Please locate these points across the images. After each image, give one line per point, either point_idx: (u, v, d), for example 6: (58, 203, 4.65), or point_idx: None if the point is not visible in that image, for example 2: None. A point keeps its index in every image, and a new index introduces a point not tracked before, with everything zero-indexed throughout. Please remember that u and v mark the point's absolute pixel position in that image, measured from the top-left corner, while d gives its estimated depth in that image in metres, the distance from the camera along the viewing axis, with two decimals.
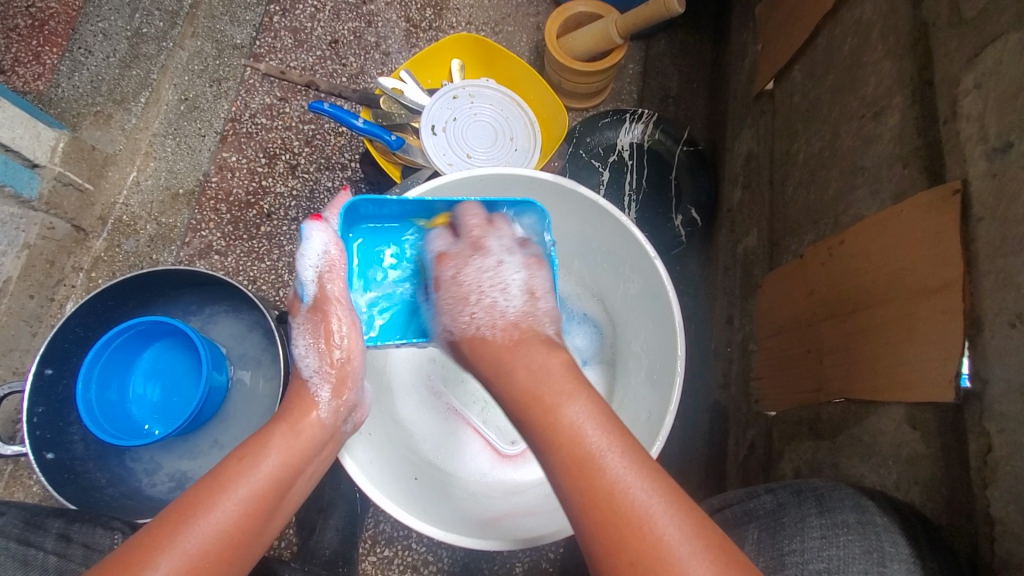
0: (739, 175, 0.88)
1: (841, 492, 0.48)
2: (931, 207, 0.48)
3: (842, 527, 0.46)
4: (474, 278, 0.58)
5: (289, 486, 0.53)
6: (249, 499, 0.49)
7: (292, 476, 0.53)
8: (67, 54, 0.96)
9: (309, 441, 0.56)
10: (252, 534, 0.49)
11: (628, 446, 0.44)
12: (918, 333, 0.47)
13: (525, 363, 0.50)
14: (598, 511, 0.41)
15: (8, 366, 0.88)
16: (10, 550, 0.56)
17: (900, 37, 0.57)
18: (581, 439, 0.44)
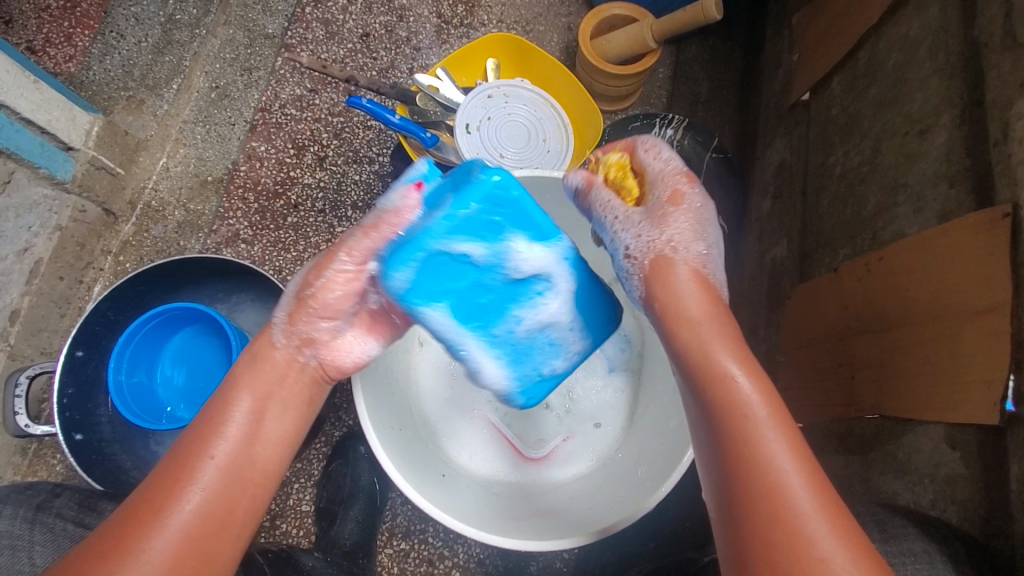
0: (769, 185, 0.88)
1: (902, 520, 0.48)
2: (979, 229, 0.48)
3: (910, 556, 0.46)
4: (657, 213, 0.55)
5: (265, 413, 0.53)
6: (225, 438, 0.50)
7: (263, 402, 0.53)
8: (99, 36, 0.99)
9: (273, 369, 0.55)
10: (249, 461, 0.50)
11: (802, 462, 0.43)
12: (961, 354, 0.48)
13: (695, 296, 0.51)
14: (742, 458, 0.43)
15: (36, 346, 0.89)
16: (68, 532, 0.58)
17: (949, 55, 0.57)
18: (748, 398, 0.45)
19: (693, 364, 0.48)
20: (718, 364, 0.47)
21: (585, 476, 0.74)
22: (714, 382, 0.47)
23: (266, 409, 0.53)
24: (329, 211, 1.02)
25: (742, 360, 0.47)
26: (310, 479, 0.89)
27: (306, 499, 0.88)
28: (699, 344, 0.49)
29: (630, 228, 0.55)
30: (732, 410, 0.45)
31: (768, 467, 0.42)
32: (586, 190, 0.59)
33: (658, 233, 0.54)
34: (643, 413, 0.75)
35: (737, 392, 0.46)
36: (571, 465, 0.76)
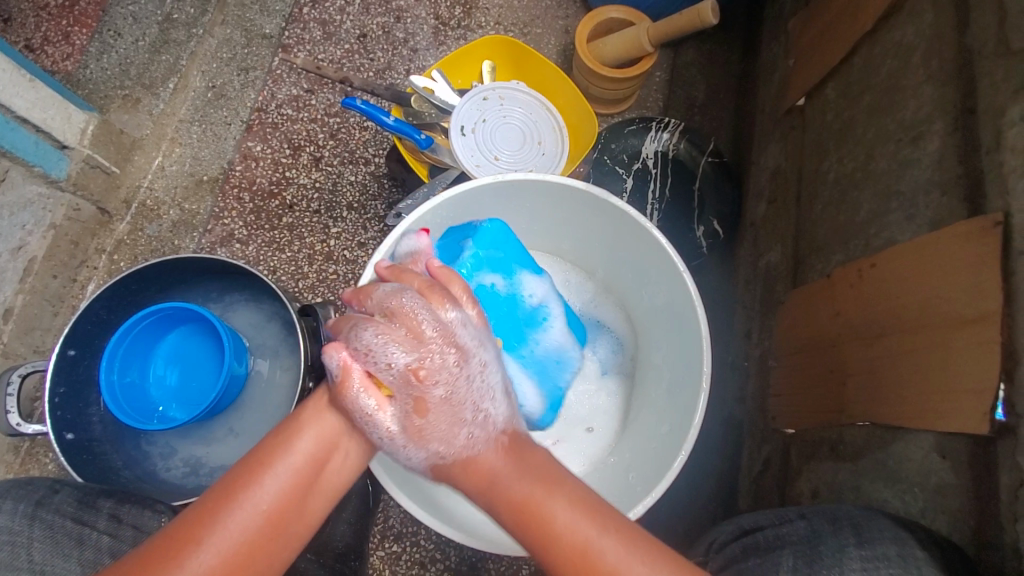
0: (764, 189, 0.88)
1: (879, 524, 0.48)
2: (971, 237, 0.48)
3: (883, 560, 0.45)
4: (410, 372, 0.51)
5: (326, 461, 0.51)
6: (280, 481, 0.48)
7: (327, 451, 0.51)
8: (96, 36, 0.98)
9: (336, 423, 0.52)
10: (292, 512, 0.48)
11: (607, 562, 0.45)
12: (952, 362, 0.48)
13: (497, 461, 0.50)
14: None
15: (29, 345, 0.88)
16: (66, 530, 0.57)
17: (943, 63, 0.57)
18: (573, 527, 0.46)
19: (504, 512, 0.48)
20: (544, 506, 0.47)
21: None
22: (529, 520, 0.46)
23: (328, 460, 0.51)
24: (324, 212, 1.02)
25: (548, 483, 0.48)
26: None
27: None
28: (517, 497, 0.48)
29: (395, 380, 0.51)
30: (563, 538, 0.45)
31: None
32: (419, 291, 0.54)
33: (416, 422, 0.51)
34: (635, 418, 0.74)
35: (552, 518, 0.46)
36: None
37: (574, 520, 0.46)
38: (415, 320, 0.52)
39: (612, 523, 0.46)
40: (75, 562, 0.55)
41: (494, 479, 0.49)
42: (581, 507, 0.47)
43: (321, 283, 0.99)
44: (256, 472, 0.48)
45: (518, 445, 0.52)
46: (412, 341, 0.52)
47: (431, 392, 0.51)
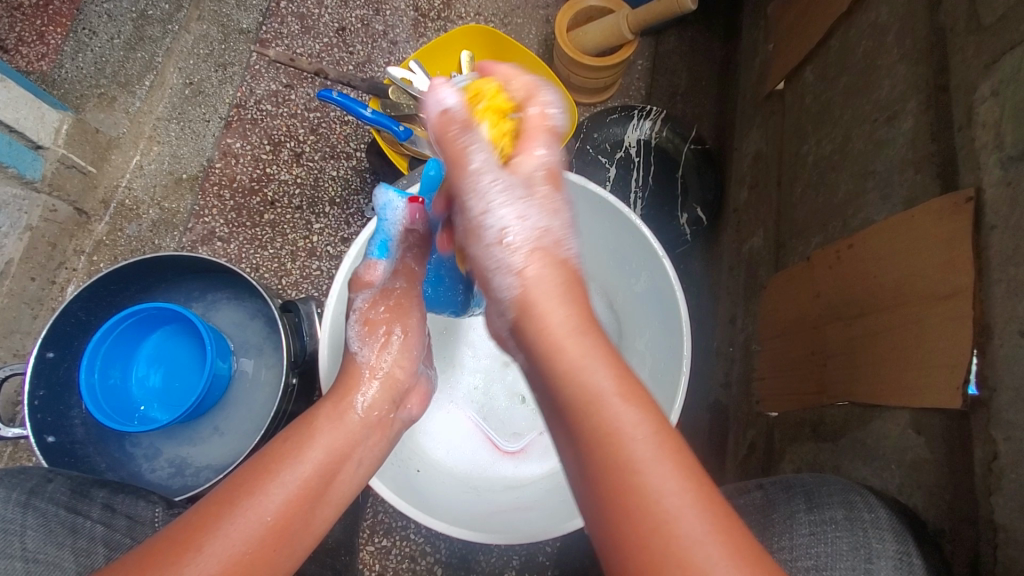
0: (746, 175, 0.88)
1: (829, 488, 0.49)
2: (943, 214, 0.49)
3: (830, 524, 0.46)
4: (540, 193, 0.52)
5: (336, 472, 0.52)
6: (287, 492, 0.49)
7: (338, 462, 0.53)
8: (71, 34, 0.96)
9: (355, 428, 0.56)
10: (297, 523, 0.48)
11: (650, 411, 0.43)
12: (926, 339, 0.48)
13: (555, 318, 0.46)
14: (611, 471, 0.40)
15: (7, 349, 0.87)
16: (59, 517, 0.54)
17: (916, 42, 0.57)
18: (603, 390, 0.43)
19: (545, 356, 0.45)
20: (581, 372, 0.44)
21: None
22: (569, 381, 0.43)
23: (338, 470, 0.53)
24: (306, 208, 1.01)
25: (604, 356, 0.44)
26: None
27: None
28: (562, 351, 0.45)
29: (518, 204, 0.52)
30: (595, 410, 0.42)
31: (637, 478, 0.40)
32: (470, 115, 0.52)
33: (513, 248, 0.50)
34: None
35: (594, 388, 0.43)
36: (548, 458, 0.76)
37: (631, 419, 0.42)
38: (509, 197, 0.52)
39: (650, 409, 0.43)
40: (70, 552, 0.52)
41: (567, 318, 0.46)
42: (624, 388, 0.43)
43: (305, 280, 0.98)
44: (263, 480, 0.48)
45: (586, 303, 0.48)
46: (541, 200, 0.52)
47: (558, 252, 0.50)
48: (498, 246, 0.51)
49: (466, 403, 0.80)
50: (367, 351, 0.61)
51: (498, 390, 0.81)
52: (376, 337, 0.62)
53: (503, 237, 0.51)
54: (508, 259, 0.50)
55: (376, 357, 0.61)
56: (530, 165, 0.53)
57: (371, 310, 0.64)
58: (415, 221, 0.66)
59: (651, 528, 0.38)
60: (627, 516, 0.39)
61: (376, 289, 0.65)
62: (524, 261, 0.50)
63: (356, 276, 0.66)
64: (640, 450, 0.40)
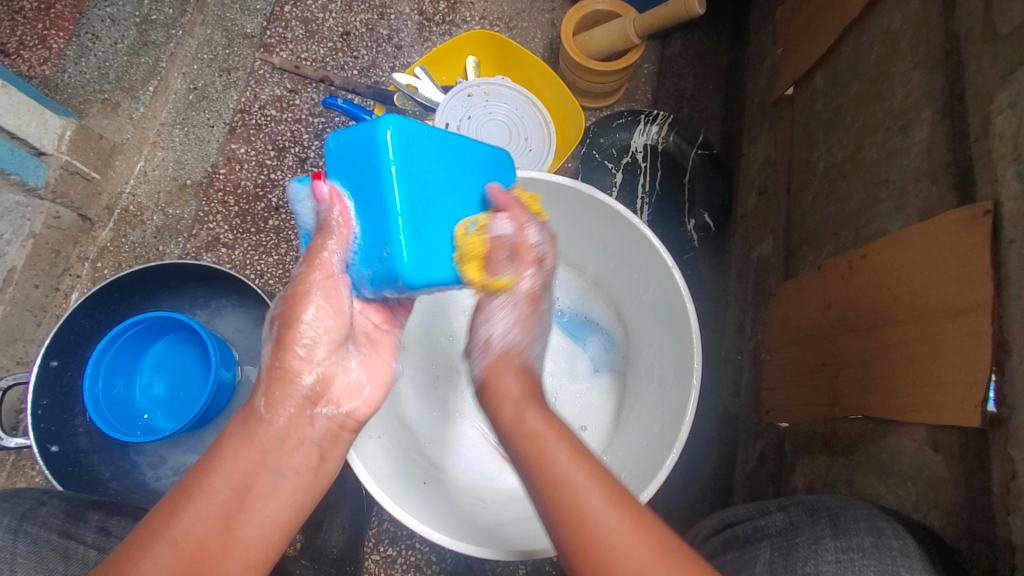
0: (754, 181, 0.87)
1: (856, 513, 0.48)
2: (961, 226, 0.48)
3: (858, 551, 0.45)
4: (522, 319, 0.53)
5: (252, 486, 0.45)
6: (199, 513, 0.43)
7: (252, 474, 0.46)
8: (73, 39, 0.96)
9: (267, 437, 0.47)
10: (215, 544, 0.43)
11: (600, 477, 0.46)
12: (944, 354, 0.47)
13: (511, 389, 0.51)
14: (579, 543, 0.43)
15: (11, 357, 0.86)
16: (52, 543, 0.55)
17: (930, 50, 0.56)
18: (568, 472, 0.45)
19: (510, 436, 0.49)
20: (546, 442, 0.47)
21: None
22: (539, 465, 0.46)
23: (254, 484, 0.45)
24: None
25: (554, 425, 0.48)
26: None
27: None
28: (530, 427, 0.48)
29: (512, 330, 0.53)
30: (556, 479, 0.45)
31: (584, 513, 0.44)
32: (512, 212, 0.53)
33: (499, 336, 0.53)
34: (627, 416, 0.74)
35: (550, 455, 0.46)
36: None
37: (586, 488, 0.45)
38: (507, 300, 0.53)
39: (601, 476, 0.46)
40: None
41: (516, 395, 0.51)
42: (583, 456, 0.47)
43: None
44: (174, 504, 0.44)
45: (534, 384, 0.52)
46: (525, 304, 0.53)
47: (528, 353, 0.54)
48: (482, 345, 0.53)
49: (474, 414, 0.79)
50: (270, 351, 0.50)
51: None
52: (272, 331, 0.51)
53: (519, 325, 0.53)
54: (491, 332, 0.53)
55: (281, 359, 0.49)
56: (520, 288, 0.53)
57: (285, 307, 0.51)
58: (323, 205, 0.48)
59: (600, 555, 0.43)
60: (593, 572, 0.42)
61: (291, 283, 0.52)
62: (486, 358, 0.53)
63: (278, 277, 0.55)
64: (602, 517, 0.43)
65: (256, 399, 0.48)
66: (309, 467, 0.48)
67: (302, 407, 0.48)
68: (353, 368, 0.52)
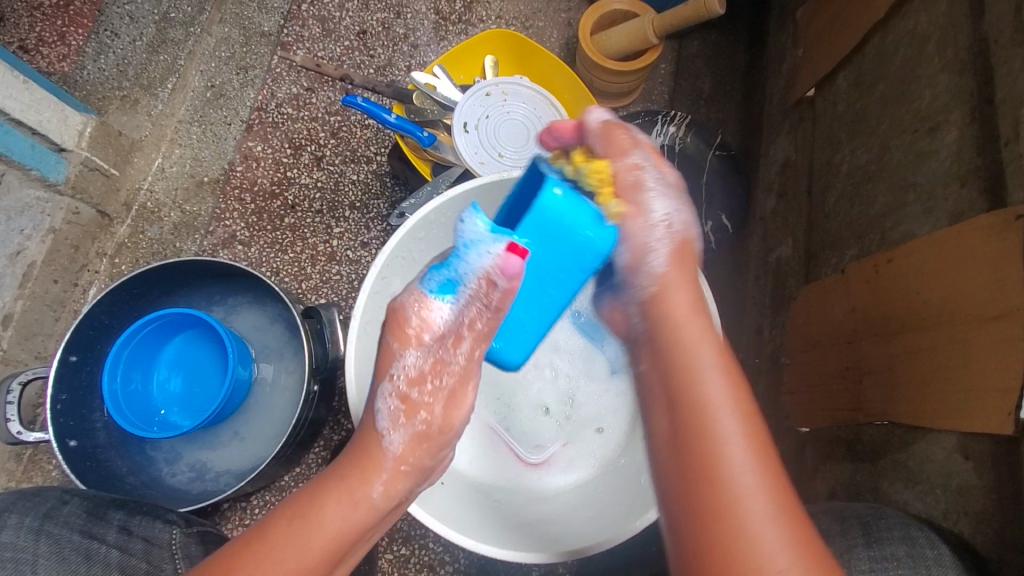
0: (773, 183, 0.86)
1: (888, 522, 0.48)
2: (991, 230, 0.47)
3: (892, 561, 0.45)
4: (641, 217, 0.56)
5: (343, 552, 0.51)
6: (302, 565, 0.48)
7: (347, 544, 0.51)
8: (93, 35, 0.96)
9: (380, 512, 0.53)
10: None
11: (745, 420, 0.45)
12: (976, 360, 0.46)
13: (685, 311, 0.51)
14: (701, 469, 0.44)
15: (30, 350, 0.87)
16: (74, 543, 0.55)
17: (959, 52, 0.55)
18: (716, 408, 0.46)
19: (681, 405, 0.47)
20: (703, 380, 0.47)
21: (586, 483, 0.72)
22: (686, 394, 0.47)
23: (347, 551, 0.51)
24: (326, 212, 1.00)
25: (726, 370, 0.48)
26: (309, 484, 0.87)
27: None
28: (688, 361, 0.48)
29: (661, 207, 0.57)
30: (693, 405, 0.46)
31: (721, 472, 0.43)
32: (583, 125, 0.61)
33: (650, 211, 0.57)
34: (645, 418, 0.73)
35: (697, 400, 0.46)
36: (572, 471, 0.74)
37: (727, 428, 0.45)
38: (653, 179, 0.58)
39: (749, 419, 0.45)
40: None
41: (702, 326, 0.51)
42: (734, 400, 0.46)
43: (325, 284, 0.97)
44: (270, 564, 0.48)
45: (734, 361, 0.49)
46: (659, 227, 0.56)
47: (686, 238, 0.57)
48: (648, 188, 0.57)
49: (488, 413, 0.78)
50: (400, 438, 0.53)
51: (522, 401, 0.78)
52: (411, 423, 0.54)
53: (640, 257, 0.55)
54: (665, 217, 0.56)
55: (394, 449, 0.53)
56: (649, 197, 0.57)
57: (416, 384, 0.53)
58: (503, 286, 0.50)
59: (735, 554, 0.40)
60: (711, 507, 0.42)
61: (424, 355, 0.54)
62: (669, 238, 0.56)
63: (398, 323, 0.52)
64: (729, 449, 0.44)
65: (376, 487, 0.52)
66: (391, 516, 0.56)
67: (414, 487, 0.55)
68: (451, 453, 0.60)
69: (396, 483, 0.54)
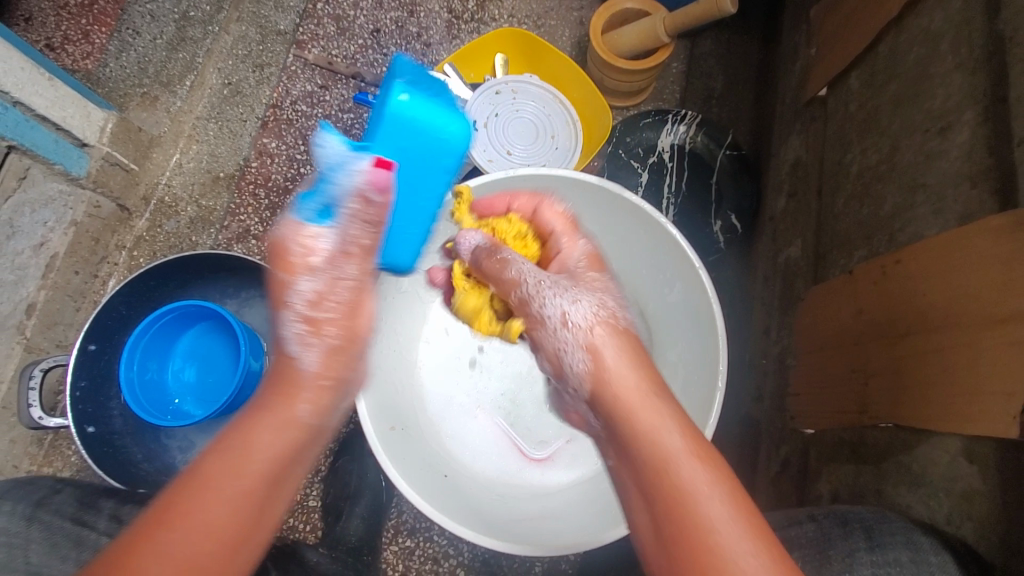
0: (784, 183, 0.86)
1: (891, 526, 0.49)
2: (1001, 233, 0.46)
3: (894, 566, 0.47)
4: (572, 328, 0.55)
5: (281, 476, 0.49)
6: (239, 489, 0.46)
7: (282, 467, 0.49)
8: (115, 34, 0.99)
9: (308, 429, 0.51)
10: (250, 530, 0.46)
11: (711, 460, 0.44)
12: (981, 365, 0.46)
13: (620, 364, 0.50)
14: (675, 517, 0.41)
15: (51, 340, 0.89)
16: (65, 529, 0.58)
17: (972, 51, 0.55)
18: (681, 452, 0.44)
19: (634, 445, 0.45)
20: (656, 425, 0.46)
21: (587, 481, 0.73)
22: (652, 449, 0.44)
23: (283, 477, 0.49)
24: None
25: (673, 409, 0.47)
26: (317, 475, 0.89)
27: (313, 495, 0.88)
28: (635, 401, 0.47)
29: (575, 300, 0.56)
30: (664, 458, 0.44)
31: (699, 515, 0.40)
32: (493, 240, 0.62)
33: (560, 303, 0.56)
34: None
35: (663, 441, 0.44)
36: (574, 469, 0.75)
37: (694, 477, 0.42)
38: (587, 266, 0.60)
39: (715, 463, 0.43)
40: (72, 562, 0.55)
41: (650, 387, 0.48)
42: (695, 445, 0.44)
43: None
44: (199, 491, 0.45)
45: (658, 379, 0.50)
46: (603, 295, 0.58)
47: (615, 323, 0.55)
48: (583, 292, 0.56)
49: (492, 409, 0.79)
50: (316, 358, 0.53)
51: (526, 398, 0.79)
52: (319, 340, 0.53)
53: (592, 317, 0.54)
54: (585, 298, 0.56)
55: (306, 363, 0.53)
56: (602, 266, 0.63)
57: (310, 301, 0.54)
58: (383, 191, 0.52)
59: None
60: (693, 554, 0.40)
61: (320, 276, 0.53)
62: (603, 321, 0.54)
63: (287, 253, 0.52)
64: (703, 493, 0.41)
65: (297, 403, 0.51)
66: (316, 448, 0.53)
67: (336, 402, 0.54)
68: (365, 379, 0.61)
69: (320, 400, 0.53)
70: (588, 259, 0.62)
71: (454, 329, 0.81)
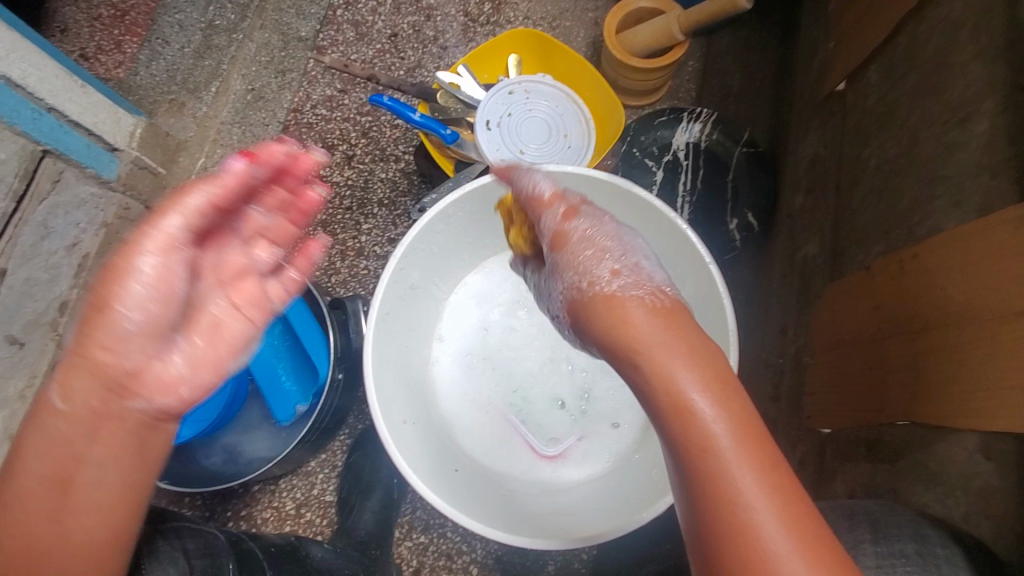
0: (802, 180, 0.84)
1: (898, 519, 0.47)
2: (1023, 222, 0.45)
3: (899, 558, 0.45)
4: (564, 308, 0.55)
5: (78, 466, 0.44)
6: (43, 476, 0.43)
7: (69, 462, 0.44)
8: (145, 43, 1.04)
9: (73, 421, 0.44)
10: (57, 528, 0.43)
11: (743, 422, 0.42)
12: (1003, 359, 0.45)
13: (647, 323, 0.46)
14: (705, 487, 0.40)
15: None
16: None
17: (993, 38, 0.53)
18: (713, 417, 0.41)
19: (658, 408, 0.43)
20: (687, 388, 0.43)
21: (599, 478, 0.73)
22: (683, 416, 0.42)
23: (73, 473, 0.43)
24: (356, 209, 1.04)
25: (706, 367, 0.44)
26: (334, 470, 0.90)
27: (329, 490, 0.89)
28: (664, 362, 0.44)
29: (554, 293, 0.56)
30: (694, 424, 0.41)
31: (730, 485, 0.39)
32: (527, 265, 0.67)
33: (563, 281, 0.54)
34: None
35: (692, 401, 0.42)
36: (586, 465, 0.74)
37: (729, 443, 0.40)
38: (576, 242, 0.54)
39: (747, 425, 0.42)
40: None
41: (678, 344, 0.45)
42: (726, 405, 0.42)
43: (353, 279, 1.01)
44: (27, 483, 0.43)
45: (688, 337, 0.46)
46: (594, 254, 0.53)
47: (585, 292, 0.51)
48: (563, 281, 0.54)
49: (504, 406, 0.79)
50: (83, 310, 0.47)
51: (537, 395, 0.78)
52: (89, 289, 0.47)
53: (569, 295, 0.53)
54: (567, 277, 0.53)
55: (83, 340, 0.45)
56: (579, 236, 0.54)
57: (212, 254, 0.53)
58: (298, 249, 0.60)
59: (750, 551, 0.38)
60: (725, 524, 0.39)
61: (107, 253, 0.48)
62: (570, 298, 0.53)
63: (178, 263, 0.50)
64: (734, 460, 0.40)
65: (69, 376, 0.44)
66: (127, 448, 0.46)
67: (106, 388, 0.45)
68: (175, 360, 0.47)
69: (95, 382, 0.45)
70: (561, 240, 0.55)
71: (464, 326, 0.81)
